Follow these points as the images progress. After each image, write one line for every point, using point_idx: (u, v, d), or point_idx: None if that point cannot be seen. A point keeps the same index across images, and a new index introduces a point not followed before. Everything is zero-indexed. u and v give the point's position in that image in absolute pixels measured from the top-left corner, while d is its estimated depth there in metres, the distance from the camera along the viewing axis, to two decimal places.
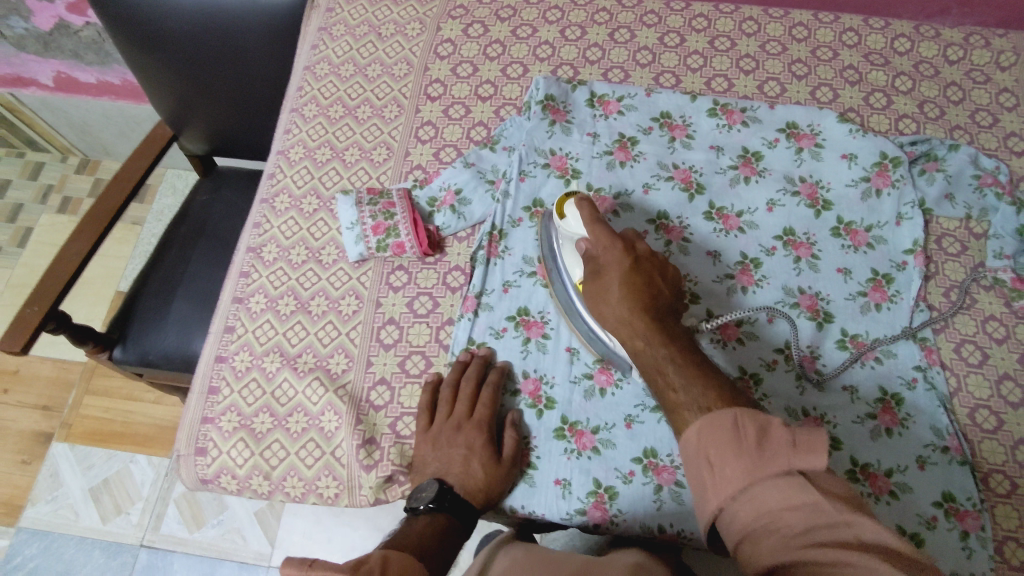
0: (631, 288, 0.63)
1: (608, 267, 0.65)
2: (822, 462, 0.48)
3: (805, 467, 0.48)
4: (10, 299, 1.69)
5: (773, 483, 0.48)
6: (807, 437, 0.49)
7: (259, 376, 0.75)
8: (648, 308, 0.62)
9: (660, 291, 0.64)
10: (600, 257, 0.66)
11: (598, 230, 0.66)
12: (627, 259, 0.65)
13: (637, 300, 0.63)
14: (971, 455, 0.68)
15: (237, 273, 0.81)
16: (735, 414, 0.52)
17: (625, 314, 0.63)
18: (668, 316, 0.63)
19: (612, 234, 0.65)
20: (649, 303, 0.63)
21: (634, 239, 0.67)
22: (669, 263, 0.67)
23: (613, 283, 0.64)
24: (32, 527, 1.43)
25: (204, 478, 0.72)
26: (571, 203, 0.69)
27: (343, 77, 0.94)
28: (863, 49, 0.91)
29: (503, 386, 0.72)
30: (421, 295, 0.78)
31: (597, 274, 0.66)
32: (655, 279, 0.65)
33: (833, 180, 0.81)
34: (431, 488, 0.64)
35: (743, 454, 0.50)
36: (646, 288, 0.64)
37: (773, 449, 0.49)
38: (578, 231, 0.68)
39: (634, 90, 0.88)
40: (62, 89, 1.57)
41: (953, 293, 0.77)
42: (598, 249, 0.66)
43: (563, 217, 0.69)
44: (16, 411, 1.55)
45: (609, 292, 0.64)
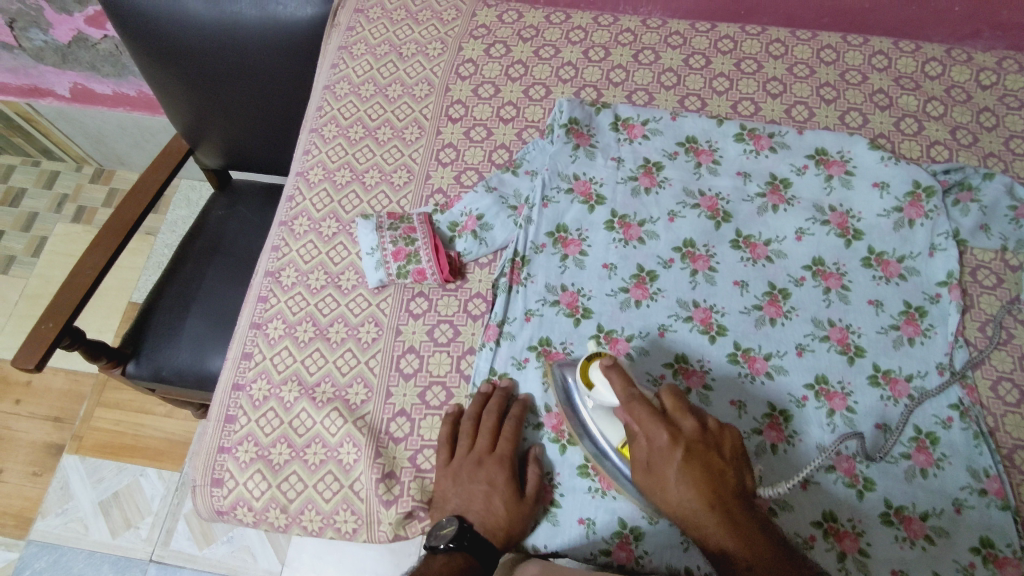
0: (690, 484, 0.56)
1: (658, 457, 0.59)
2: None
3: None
4: (23, 308, 1.69)
5: None
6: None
7: (276, 404, 0.73)
8: (714, 504, 0.56)
9: (723, 477, 0.57)
10: (643, 442, 0.60)
11: (636, 410, 0.59)
12: (677, 448, 0.58)
13: (699, 497, 0.56)
14: (1010, 498, 0.66)
15: (255, 297, 0.80)
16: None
17: (692, 514, 0.56)
18: (737, 507, 0.56)
19: (652, 418, 0.59)
20: (714, 497, 0.56)
21: (677, 415, 0.60)
22: (725, 434, 0.59)
23: (670, 475, 0.57)
24: (41, 540, 1.42)
25: (220, 508, 0.71)
26: (598, 372, 0.63)
27: (364, 97, 0.93)
28: (893, 72, 0.89)
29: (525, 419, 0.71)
30: (441, 323, 0.77)
31: (648, 465, 0.59)
32: (712, 464, 0.57)
33: (864, 209, 0.79)
34: (450, 527, 0.62)
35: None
36: (706, 478, 0.57)
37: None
38: (610, 402, 0.62)
39: (659, 114, 0.86)
40: (79, 101, 1.57)
41: (988, 328, 0.74)
42: (640, 433, 0.60)
43: (592, 388, 0.63)
44: (27, 422, 1.54)
45: (667, 485, 0.58)
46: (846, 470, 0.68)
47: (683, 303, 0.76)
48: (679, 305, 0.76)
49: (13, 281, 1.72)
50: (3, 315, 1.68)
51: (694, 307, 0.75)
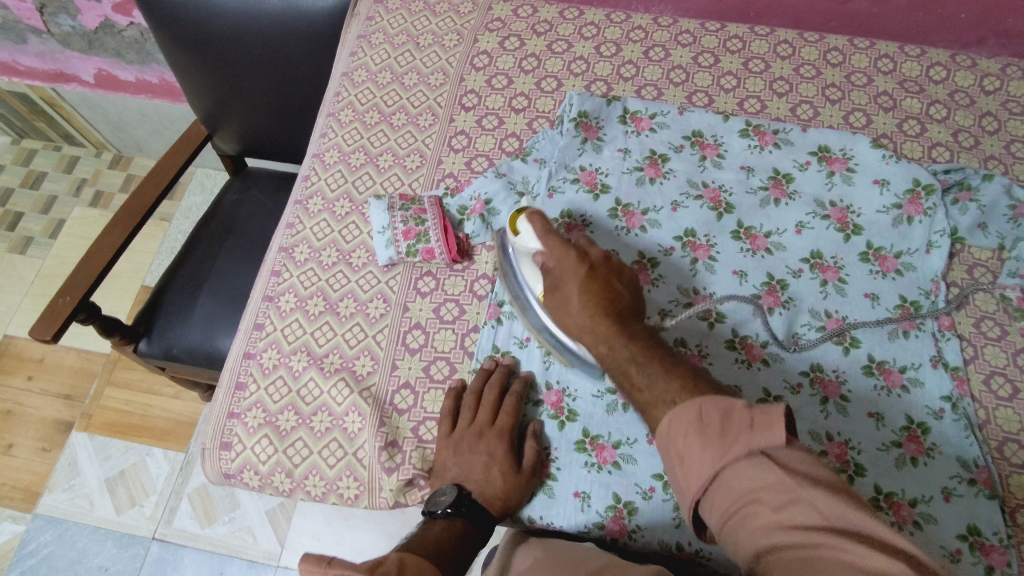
0: (590, 297, 0.65)
1: (565, 277, 0.67)
2: (779, 436, 0.47)
3: (764, 447, 0.47)
4: (38, 288, 1.73)
5: (742, 467, 0.48)
6: (764, 415, 0.49)
7: (285, 373, 0.76)
8: (608, 312, 0.64)
9: (620, 293, 0.65)
10: (555, 270, 0.68)
11: (552, 242, 0.68)
12: (582, 268, 0.66)
13: (596, 306, 0.64)
14: (1000, 488, 0.67)
15: (269, 272, 0.83)
16: (698, 404, 0.52)
17: (587, 320, 0.64)
18: (628, 315, 0.64)
19: (564, 246, 0.67)
20: (609, 307, 0.64)
21: (587, 247, 0.69)
22: (624, 265, 0.69)
23: (573, 290, 0.66)
24: (48, 514, 1.44)
25: (228, 471, 0.73)
26: (525, 220, 0.70)
27: (380, 84, 0.96)
28: (898, 76, 0.91)
29: (526, 396, 0.72)
30: (447, 301, 0.79)
31: (556, 285, 0.67)
32: (611, 283, 0.66)
33: (864, 206, 0.81)
34: (449, 493, 0.65)
35: (705, 442, 0.50)
36: (605, 292, 0.65)
37: (735, 431, 0.49)
38: (532, 247, 0.70)
39: (666, 108, 0.89)
40: (102, 86, 1.61)
41: (983, 324, 0.76)
42: (553, 263, 0.68)
43: (517, 234, 0.70)
44: (39, 398, 1.57)
45: (571, 301, 0.66)
46: (838, 456, 0.69)
47: (683, 290, 0.78)
48: (679, 292, 0.78)
49: (30, 261, 1.76)
50: (19, 293, 1.72)
51: (694, 293, 0.77)
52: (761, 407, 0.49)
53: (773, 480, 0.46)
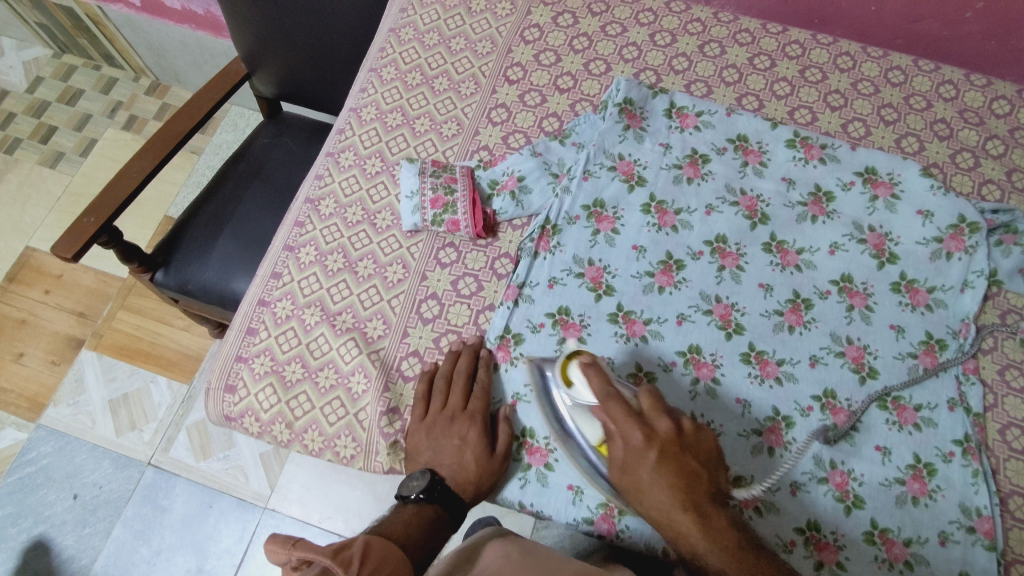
0: (662, 486, 0.58)
1: (632, 457, 0.60)
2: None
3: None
4: (64, 204, 1.74)
5: None
6: None
7: (297, 325, 0.76)
8: (686, 503, 0.57)
9: (696, 475, 0.59)
10: (620, 445, 0.61)
11: (612, 408, 0.61)
12: (650, 450, 0.59)
13: (671, 495, 0.58)
14: (999, 540, 0.66)
15: (293, 222, 0.82)
16: None
17: (664, 512, 0.58)
18: (709, 504, 0.58)
19: (628, 417, 0.61)
20: (688, 497, 0.58)
21: (652, 415, 0.61)
22: (698, 435, 0.61)
23: (644, 478, 0.59)
24: (50, 426, 1.48)
25: (229, 414, 0.74)
26: (576, 369, 0.64)
27: (427, 45, 0.94)
28: (958, 104, 0.88)
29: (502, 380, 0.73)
30: (466, 275, 0.78)
31: (623, 467, 0.61)
32: (684, 462, 0.59)
33: (904, 234, 0.79)
34: (421, 479, 0.65)
35: None
36: (681, 481, 0.58)
37: None
38: (587, 400, 0.64)
39: (714, 107, 0.86)
40: (148, 10, 1.60)
41: (1008, 373, 0.74)
42: (616, 433, 0.62)
43: (569, 386, 0.64)
44: (53, 313, 1.60)
45: (642, 488, 0.59)
46: (838, 485, 0.68)
47: (705, 296, 0.76)
48: (701, 297, 0.76)
49: (58, 177, 1.77)
50: (45, 207, 1.74)
51: (715, 301, 0.76)
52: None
53: None
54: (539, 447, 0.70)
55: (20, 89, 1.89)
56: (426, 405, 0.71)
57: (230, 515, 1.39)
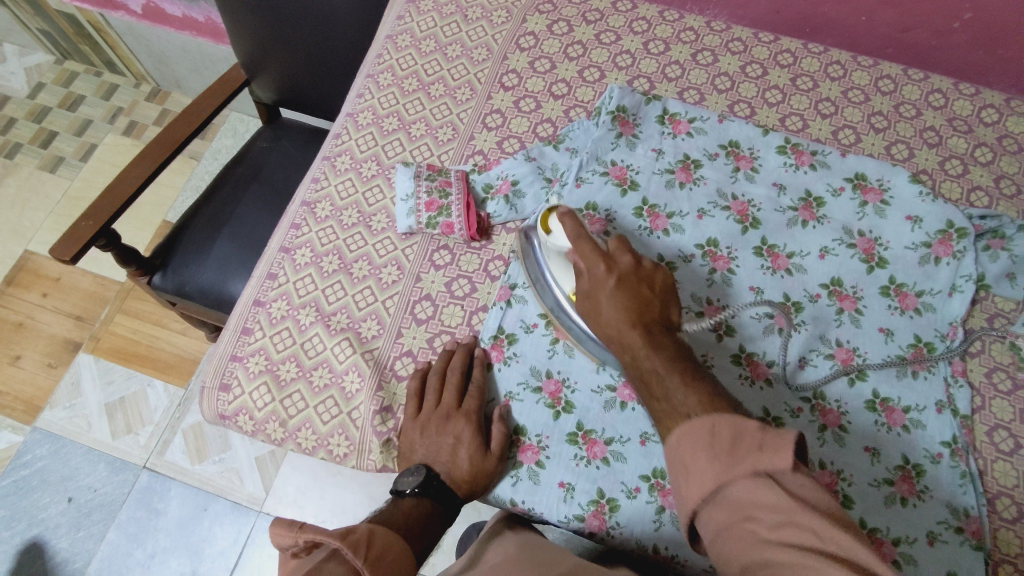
0: (618, 303, 0.64)
1: (596, 285, 0.67)
2: (787, 458, 0.48)
3: (770, 467, 0.48)
4: (63, 208, 1.75)
5: (743, 484, 0.48)
6: (775, 438, 0.49)
7: (292, 325, 0.77)
8: (636, 321, 0.63)
9: (648, 304, 0.65)
10: (586, 278, 0.68)
11: (583, 246, 0.68)
12: (610, 277, 0.66)
13: (624, 314, 0.64)
14: (987, 541, 0.67)
15: (289, 224, 0.83)
16: (713, 419, 0.53)
17: (615, 328, 0.64)
18: (657, 327, 0.64)
19: (595, 251, 0.67)
20: (639, 318, 0.63)
21: (617, 253, 0.68)
22: (656, 273, 0.67)
23: (603, 298, 0.65)
24: (46, 429, 1.48)
25: (224, 413, 0.74)
26: (555, 218, 0.71)
27: (424, 51, 0.95)
28: (947, 112, 0.89)
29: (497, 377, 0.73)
30: (460, 277, 0.79)
31: (587, 293, 0.67)
32: (640, 291, 0.65)
33: (893, 240, 0.80)
34: (417, 475, 0.65)
35: (714, 457, 0.51)
36: (634, 302, 0.64)
37: (744, 449, 0.50)
38: (562, 246, 0.70)
39: (706, 114, 0.87)
40: (149, 18, 1.62)
41: (995, 375, 0.75)
42: (585, 270, 0.68)
43: (549, 233, 0.71)
44: (51, 316, 1.60)
45: (600, 308, 0.65)
46: (827, 485, 0.69)
47: (696, 299, 0.77)
48: (692, 300, 0.77)
49: (58, 181, 1.78)
50: (44, 211, 1.74)
51: (706, 304, 0.77)
52: (775, 433, 0.50)
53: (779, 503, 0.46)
54: (531, 445, 0.70)
55: (21, 95, 1.90)
56: (420, 403, 0.71)
57: (225, 518, 1.39)
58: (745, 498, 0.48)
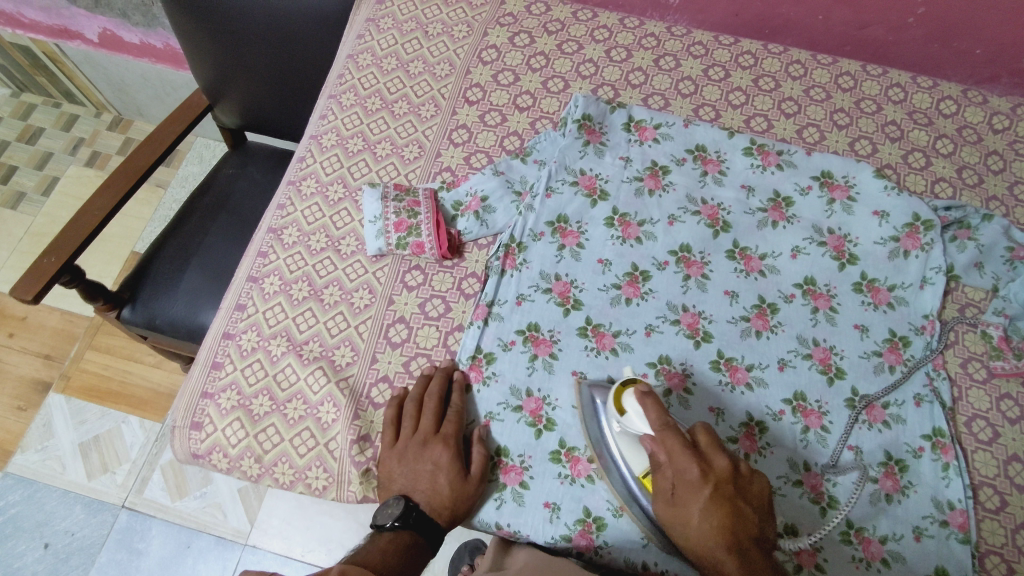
0: (708, 523, 0.56)
1: (683, 489, 0.58)
2: None
3: None
4: (26, 245, 1.70)
5: None
6: None
7: (263, 357, 0.75)
8: (733, 546, 0.55)
9: (744, 520, 0.56)
10: (673, 477, 0.59)
11: (669, 440, 0.59)
12: (705, 485, 0.57)
13: (719, 538, 0.55)
14: (973, 533, 0.67)
15: (256, 252, 0.81)
16: None
17: (706, 551, 0.56)
18: (754, 549, 0.56)
19: (686, 450, 0.58)
20: (734, 540, 0.55)
21: (709, 452, 0.59)
22: (751, 478, 0.59)
23: (694, 511, 0.57)
24: (18, 474, 1.43)
25: (196, 451, 0.72)
26: (632, 397, 0.63)
27: (385, 69, 0.94)
28: (907, 106, 0.90)
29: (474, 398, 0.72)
30: (434, 297, 0.78)
31: (672, 495, 0.59)
32: (737, 507, 0.57)
33: (862, 236, 0.80)
34: (396, 505, 0.63)
35: None
36: (730, 518, 0.56)
37: None
38: (641, 431, 0.62)
39: (672, 119, 0.87)
40: (106, 46, 1.59)
41: (970, 365, 0.75)
42: (668, 465, 0.60)
43: (623, 414, 0.63)
44: (18, 356, 1.56)
45: (689, 519, 0.57)
46: (813, 487, 0.69)
47: (673, 306, 0.77)
48: (668, 307, 0.76)
49: (20, 217, 1.74)
50: (7, 249, 1.70)
51: (683, 311, 0.76)
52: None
53: None
54: (513, 466, 0.69)
55: None
56: (397, 430, 0.70)
57: (209, 555, 1.35)
58: None
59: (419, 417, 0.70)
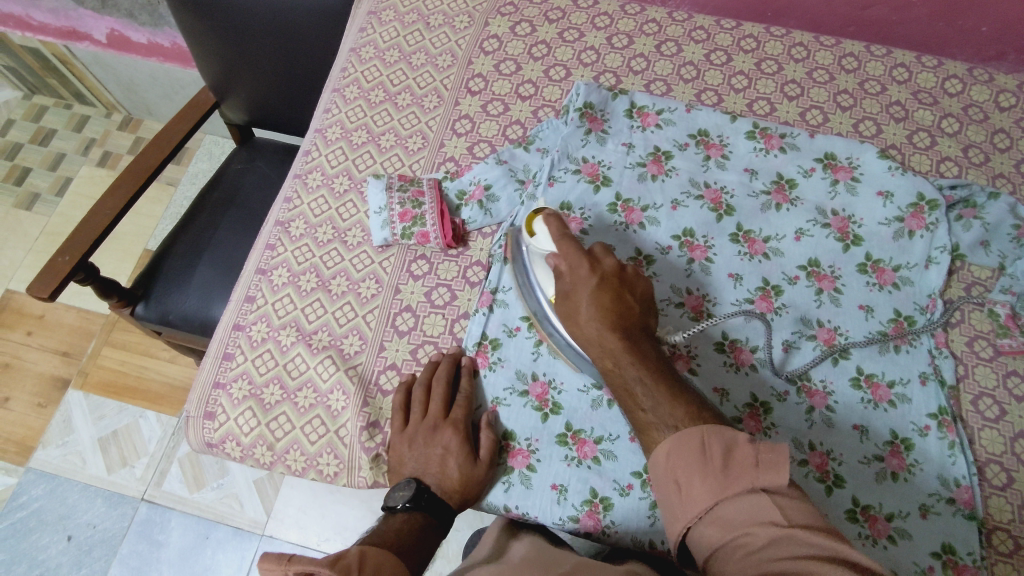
0: (597, 310, 0.64)
1: (576, 284, 0.66)
2: (786, 478, 0.50)
3: (770, 485, 0.51)
4: (43, 245, 1.73)
5: (739, 501, 0.51)
6: (771, 457, 0.52)
7: (273, 347, 0.76)
8: (617, 327, 0.63)
9: (629, 308, 0.65)
10: (568, 278, 0.66)
11: (567, 248, 0.66)
12: (594, 277, 0.65)
13: (603, 318, 0.64)
14: (980, 510, 0.67)
15: (264, 244, 0.83)
16: (702, 433, 0.55)
17: (596, 333, 0.64)
18: (636, 331, 0.64)
19: (579, 253, 0.66)
20: (618, 321, 0.64)
21: (600, 255, 0.67)
22: (636, 278, 0.67)
23: (583, 299, 0.65)
24: (41, 468, 1.46)
25: (210, 441, 0.74)
26: (540, 220, 0.69)
27: (388, 62, 0.95)
28: (912, 85, 0.90)
29: (480, 384, 0.73)
30: (440, 286, 0.79)
31: (566, 292, 0.66)
32: (622, 296, 0.65)
33: (866, 217, 0.80)
34: (407, 488, 0.64)
35: (708, 474, 0.53)
36: (615, 304, 0.64)
37: (738, 468, 0.52)
38: (545, 248, 0.68)
39: (674, 105, 0.87)
40: (114, 47, 1.60)
41: (976, 343, 0.75)
42: (566, 273, 0.67)
43: (533, 235, 0.69)
44: (37, 354, 1.59)
45: (580, 311, 0.65)
46: (818, 466, 0.69)
47: (676, 289, 0.77)
48: (672, 291, 0.77)
49: (36, 218, 1.77)
50: (24, 248, 1.73)
51: (687, 293, 0.77)
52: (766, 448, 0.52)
53: (777, 520, 0.48)
54: (521, 450, 0.70)
55: None
56: (406, 416, 0.71)
57: (228, 544, 1.38)
58: (740, 515, 0.50)
59: (429, 403, 0.71)
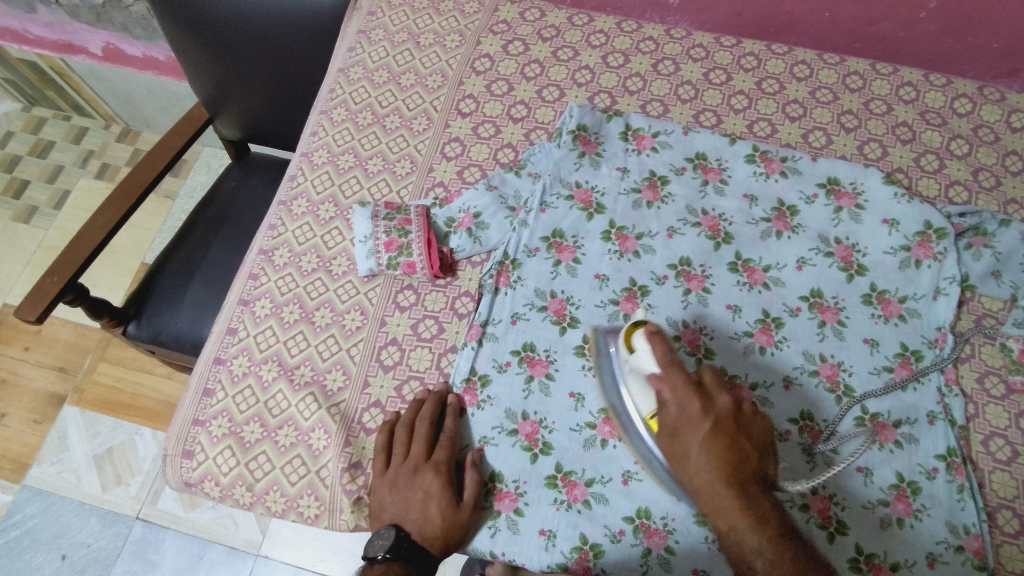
0: (711, 459, 0.59)
1: (685, 424, 0.60)
2: None
3: None
4: (40, 258, 1.72)
5: None
6: None
7: (254, 382, 0.74)
8: (732, 481, 0.58)
9: (745, 459, 0.59)
10: (676, 412, 0.61)
11: (674, 377, 0.61)
12: (706, 420, 0.59)
13: (717, 470, 0.58)
14: (991, 558, 0.64)
15: (247, 274, 0.81)
16: None
17: (708, 484, 0.59)
18: (754, 487, 0.58)
19: (689, 385, 0.61)
20: (736, 477, 0.58)
21: (713, 390, 0.62)
22: (755, 417, 0.61)
23: (694, 444, 0.59)
24: (35, 486, 1.45)
25: (189, 480, 0.72)
26: (641, 336, 0.63)
27: (376, 83, 0.93)
28: (919, 105, 0.86)
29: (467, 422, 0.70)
30: (426, 318, 0.76)
31: (673, 430, 0.61)
32: (738, 442, 0.59)
33: (871, 245, 0.77)
34: (387, 537, 0.61)
35: None
36: (730, 454, 0.59)
37: None
38: (647, 369, 0.63)
39: (671, 127, 0.85)
40: (110, 60, 1.59)
41: (987, 380, 0.72)
42: (672, 402, 0.61)
43: (632, 351, 0.64)
44: (33, 370, 1.57)
45: (690, 455, 0.59)
46: (820, 511, 0.66)
47: (672, 322, 0.74)
48: (668, 324, 0.74)
49: (34, 231, 1.76)
50: (21, 262, 1.72)
51: (683, 327, 0.74)
52: None
53: None
54: (508, 492, 0.67)
55: None
56: (387, 457, 0.68)
57: (221, 565, 1.36)
58: None
59: (410, 443, 0.68)
